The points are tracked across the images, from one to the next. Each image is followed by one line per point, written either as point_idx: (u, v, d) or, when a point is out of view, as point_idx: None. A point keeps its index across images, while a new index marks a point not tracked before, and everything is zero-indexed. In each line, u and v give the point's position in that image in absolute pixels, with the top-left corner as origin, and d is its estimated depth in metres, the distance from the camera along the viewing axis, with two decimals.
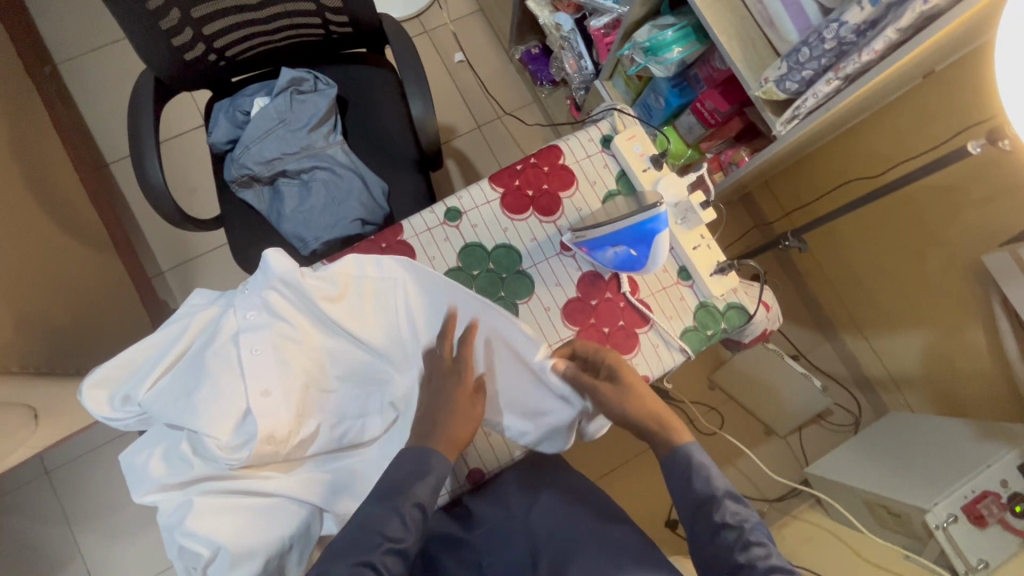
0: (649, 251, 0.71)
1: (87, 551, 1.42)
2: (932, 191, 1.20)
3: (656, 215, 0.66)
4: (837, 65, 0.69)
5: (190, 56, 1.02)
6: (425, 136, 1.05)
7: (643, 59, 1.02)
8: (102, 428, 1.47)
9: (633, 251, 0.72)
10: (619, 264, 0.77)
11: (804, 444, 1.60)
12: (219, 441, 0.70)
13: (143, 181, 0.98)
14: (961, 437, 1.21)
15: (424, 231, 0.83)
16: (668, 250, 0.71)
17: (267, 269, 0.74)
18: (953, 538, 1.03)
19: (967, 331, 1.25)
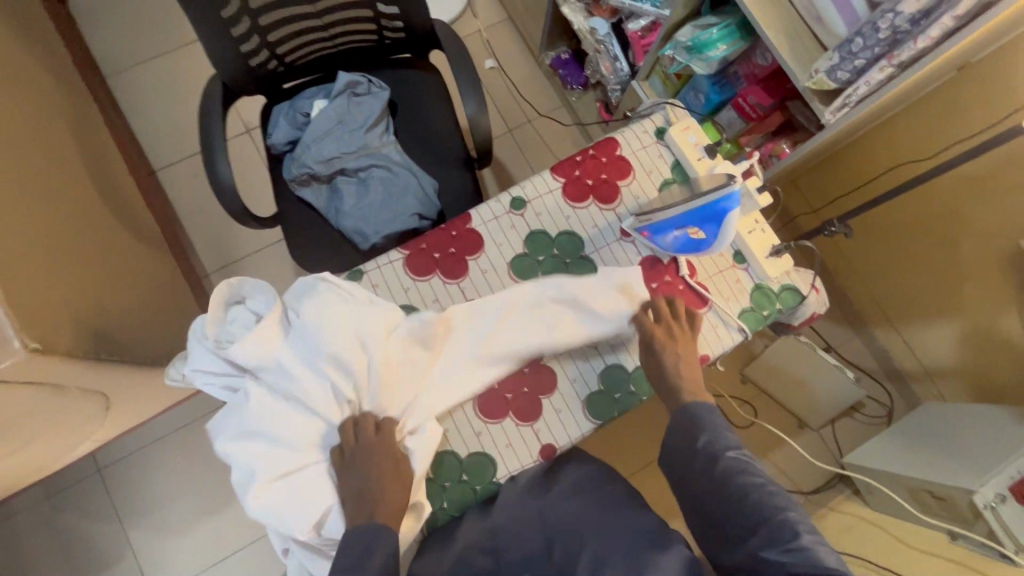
0: (716, 234, 0.76)
1: (137, 547, 1.45)
2: (966, 181, 1.24)
3: (728, 194, 0.70)
4: (891, 53, 0.73)
5: (254, 62, 1.07)
6: (477, 134, 1.10)
7: (687, 58, 1.07)
8: (151, 426, 1.50)
9: (699, 231, 0.77)
10: (677, 248, 0.82)
11: (838, 436, 1.61)
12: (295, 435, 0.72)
13: (213, 179, 1.03)
14: (1002, 423, 1.22)
15: (491, 219, 0.87)
16: (735, 229, 0.75)
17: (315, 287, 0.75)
18: (1002, 518, 1.04)
19: (1002, 317, 1.27)
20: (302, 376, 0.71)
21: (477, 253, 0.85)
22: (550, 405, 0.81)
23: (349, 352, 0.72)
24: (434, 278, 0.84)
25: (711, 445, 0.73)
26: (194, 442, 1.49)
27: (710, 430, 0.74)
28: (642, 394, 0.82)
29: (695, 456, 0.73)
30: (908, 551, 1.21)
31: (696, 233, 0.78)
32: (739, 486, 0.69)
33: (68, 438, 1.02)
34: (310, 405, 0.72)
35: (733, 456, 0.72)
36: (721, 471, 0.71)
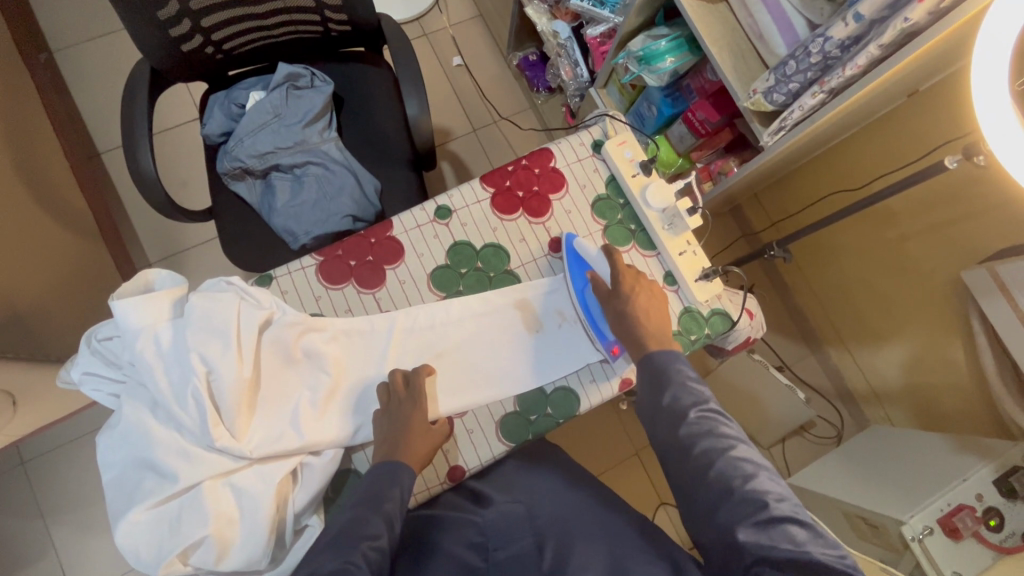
0: (589, 263, 0.80)
1: (59, 544, 1.39)
2: (916, 207, 1.22)
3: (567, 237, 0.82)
4: (822, 79, 0.71)
5: (187, 48, 1.01)
6: (420, 135, 1.06)
7: (637, 68, 1.04)
8: (81, 420, 1.45)
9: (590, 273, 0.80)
10: (605, 330, 0.78)
11: (787, 455, 1.61)
12: (164, 446, 0.64)
13: (134, 170, 0.98)
14: (939, 452, 1.22)
15: (414, 228, 0.83)
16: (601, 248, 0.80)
17: (221, 288, 0.73)
18: (928, 549, 1.03)
19: (946, 346, 1.26)
20: (176, 378, 0.65)
21: (397, 263, 0.81)
22: (462, 425, 0.78)
23: (232, 353, 0.67)
24: (349, 287, 0.79)
25: (675, 408, 0.66)
26: None
27: (674, 392, 0.67)
28: (559, 417, 0.79)
29: (657, 418, 0.67)
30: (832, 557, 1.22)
31: (593, 283, 0.78)
32: (703, 454, 0.62)
33: None
34: (181, 412, 0.64)
35: (696, 419, 0.65)
36: (685, 440, 0.64)
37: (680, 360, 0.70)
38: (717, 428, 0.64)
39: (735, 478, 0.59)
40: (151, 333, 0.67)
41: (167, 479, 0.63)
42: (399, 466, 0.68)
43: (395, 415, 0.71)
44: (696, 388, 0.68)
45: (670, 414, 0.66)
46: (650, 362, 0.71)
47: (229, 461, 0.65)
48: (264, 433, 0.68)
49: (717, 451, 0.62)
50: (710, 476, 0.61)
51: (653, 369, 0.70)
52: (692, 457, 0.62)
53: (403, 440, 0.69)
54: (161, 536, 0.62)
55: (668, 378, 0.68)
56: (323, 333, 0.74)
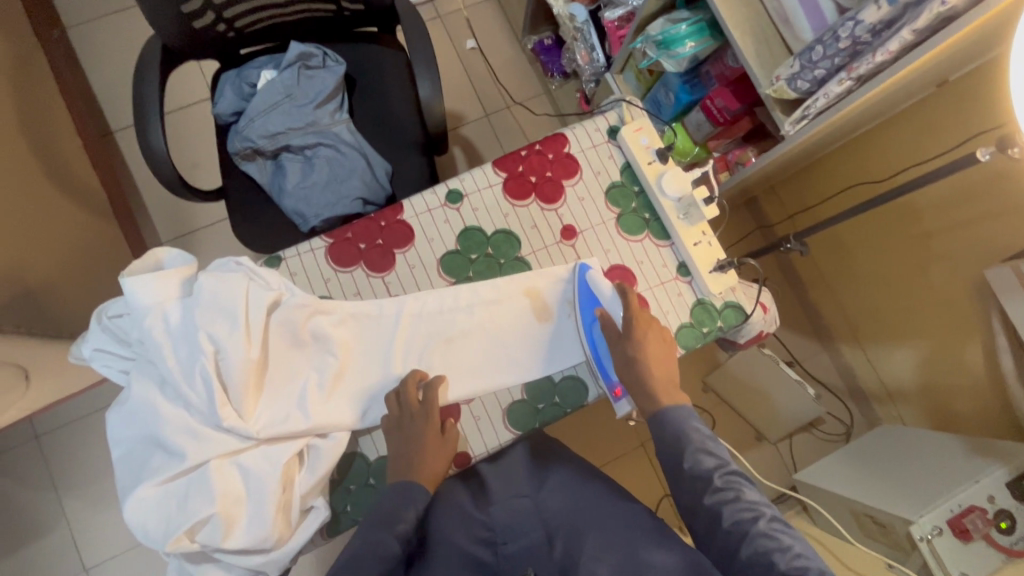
0: (599, 299, 0.77)
1: (71, 517, 1.42)
2: (939, 202, 1.19)
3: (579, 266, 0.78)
4: (850, 65, 0.68)
5: (199, 25, 1.00)
6: (431, 118, 1.04)
7: (655, 53, 1.00)
8: (94, 396, 1.47)
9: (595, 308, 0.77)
10: (609, 370, 0.76)
11: (794, 451, 1.60)
12: (173, 425, 0.64)
13: (145, 148, 0.97)
14: (950, 452, 1.20)
15: (424, 211, 0.82)
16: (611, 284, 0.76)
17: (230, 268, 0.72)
18: (937, 551, 1.02)
19: (964, 346, 1.23)
20: (184, 357, 0.65)
21: (406, 247, 0.80)
22: (468, 412, 0.77)
23: (241, 333, 0.67)
24: (358, 270, 0.79)
25: (697, 474, 0.66)
26: None
27: (694, 454, 0.68)
28: (567, 407, 0.78)
29: (679, 485, 0.67)
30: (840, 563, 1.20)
31: (601, 320, 0.75)
32: (733, 527, 0.62)
33: None
34: (189, 392, 0.64)
35: (721, 485, 0.65)
36: (712, 507, 0.64)
37: (693, 418, 0.70)
38: (742, 494, 0.64)
39: (772, 551, 0.59)
40: (159, 309, 0.67)
41: (175, 457, 0.63)
42: (413, 487, 0.70)
43: (409, 429, 0.71)
44: (715, 449, 0.68)
45: (695, 481, 0.66)
46: (665, 420, 0.70)
47: (236, 440, 0.65)
48: (272, 414, 0.68)
49: (742, 519, 0.62)
50: (736, 547, 0.61)
51: (671, 430, 0.69)
52: (721, 530, 0.63)
53: (418, 458, 0.70)
54: (169, 512, 0.62)
55: (688, 443, 0.68)
56: (331, 316, 0.74)
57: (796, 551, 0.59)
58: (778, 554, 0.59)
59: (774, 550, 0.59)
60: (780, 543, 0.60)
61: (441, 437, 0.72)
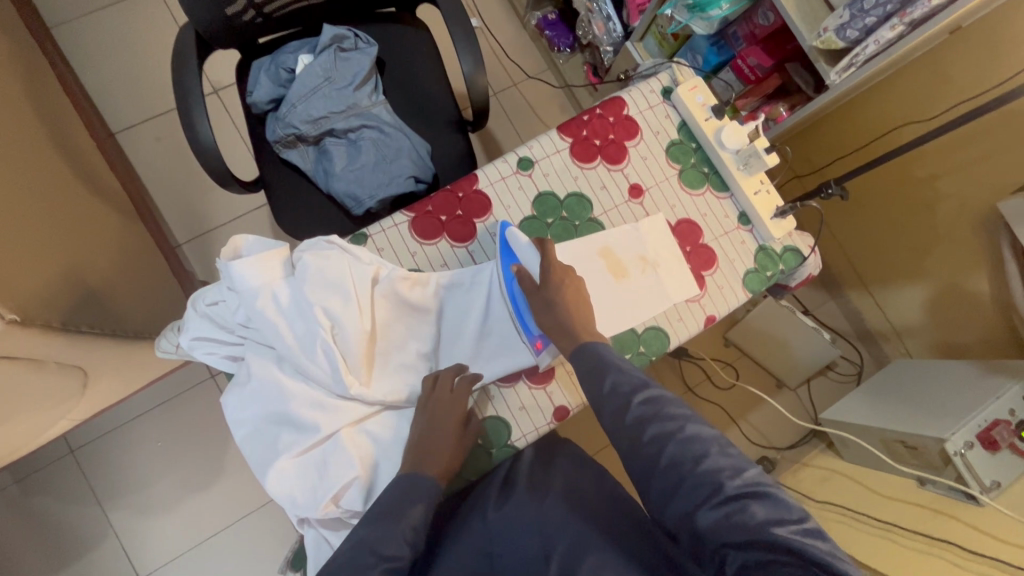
0: (516, 254, 0.75)
1: (118, 528, 1.40)
2: (946, 145, 1.26)
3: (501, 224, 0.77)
4: (903, 11, 0.74)
5: (231, 11, 0.97)
6: (472, 94, 1.05)
7: (687, 16, 1.05)
8: (129, 404, 1.44)
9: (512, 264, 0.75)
10: (530, 323, 0.75)
11: (812, 395, 1.71)
12: (299, 400, 0.66)
13: (192, 140, 0.96)
14: (966, 376, 1.31)
15: (498, 180, 0.84)
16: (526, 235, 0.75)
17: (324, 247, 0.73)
18: (970, 462, 1.11)
19: (970, 277, 1.33)
20: (301, 334, 0.67)
21: (486, 216, 0.82)
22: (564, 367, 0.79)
23: (352, 308, 0.68)
24: (442, 242, 0.81)
25: (618, 396, 0.66)
26: (174, 421, 1.44)
27: (614, 378, 0.67)
28: (652, 354, 0.83)
29: (601, 408, 0.67)
30: (851, 530, 1.29)
31: (519, 276, 0.73)
32: (653, 440, 0.62)
33: (39, 418, 0.95)
34: (311, 368, 0.66)
35: (640, 405, 0.64)
36: (636, 426, 0.64)
37: (616, 351, 0.70)
38: (661, 410, 0.64)
39: (689, 459, 0.61)
40: (268, 290, 0.68)
41: (306, 431, 0.65)
42: (423, 478, 0.65)
43: (427, 414, 0.68)
44: (634, 373, 0.68)
45: (614, 402, 0.65)
46: (586, 355, 0.69)
47: (362, 408, 0.68)
48: (388, 381, 0.71)
49: (661, 435, 0.62)
50: (654, 461, 0.62)
51: (591, 363, 0.68)
52: (643, 444, 0.63)
53: (428, 448, 0.67)
54: (311, 482, 0.65)
55: (605, 366, 0.68)
56: (428, 287, 0.76)
57: (710, 459, 0.60)
58: (705, 467, 0.60)
59: (692, 459, 0.61)
60: (699, 453, 0.61)
61: (454, 433, 0.69)
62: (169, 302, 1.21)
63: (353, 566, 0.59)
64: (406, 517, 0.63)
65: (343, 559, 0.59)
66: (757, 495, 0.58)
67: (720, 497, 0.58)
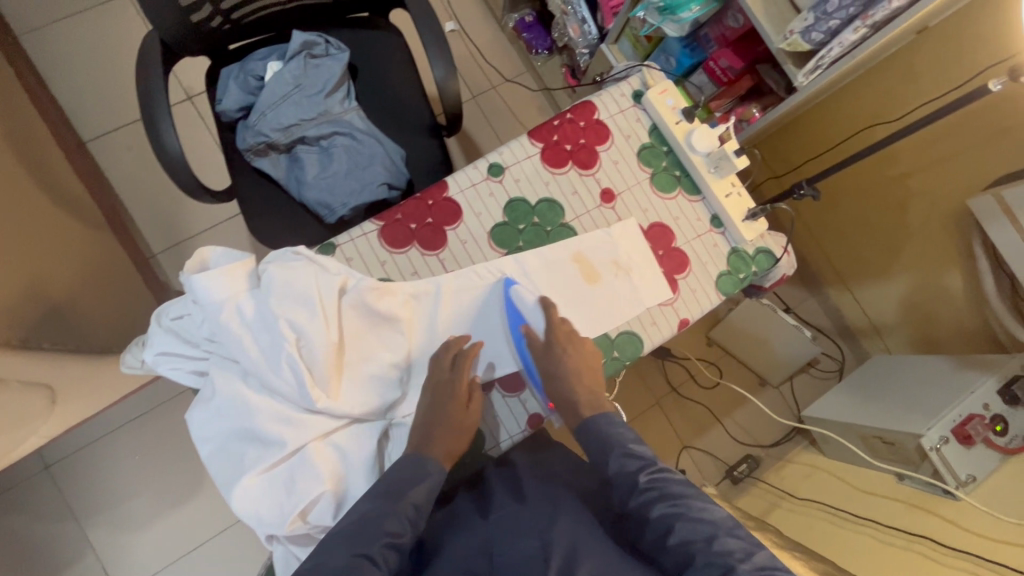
0: (523, 316, 0.78)
1: (96, 544, 1.37)
2: (919, 143, 1.28)
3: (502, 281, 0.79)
4: (865, 14, 0.74)
5: (197, 18, 0.96)
6: (445, 99, 1.05)
7: (659, 19, 1.04)
8: (105, 418, 1.42)
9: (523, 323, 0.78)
10: (539, 383, 0.78)
11: (795, 391, 1.72)
12: (264, 415, 0.64)
13: (158, 150, 0.94)
14: (942, 371, 1.32)
15: (468, 187, 0.83)
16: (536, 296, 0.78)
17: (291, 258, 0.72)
18: (946, 457, 1.12)
19: (944, 274, 1.35)
20: (266, 348, 0.65)
21: (456, 223, 0.81)
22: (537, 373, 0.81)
23: (318, 320, 0.67)
24: (412, 250, 0.80)
25: (624, 477, 0.69)
26: (152, 433, 1.41)
27: (619, 460, 0.70)
28: (626, 360, 0.83)
29: (613, 488, 0.70)
30: (833, 527, 1.29)
31: (527, 336, 0.77)
32: (661, 519, 0.65)
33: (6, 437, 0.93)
34: (276, 382, 0.65)
35: (646, 486, 0.67)
36: (641, 508, 0.66)
37: (620, 426, 0.73)
38: (669, 490, 0.66)
39: (694, 541, 0.62)
40: (232, 302, 0.66)
41: (271, 446, 0.64)
42: (426, 463, 0.67)
43: (440, 400, 0.71)
44: (640, 451, 0.71)
45: (621, 486, 0.69)
46: (592, 431, 0.73)
47: (329, 421, 0.67)
48: (356, 394, 0.70)
49: (669, 514, 0.65)
50: (664, 538, 0.64)
51: (595, 440, 0.72)
52: (651, 524, 0.66)
53: (435, 430, 0.69)
54: (276, 498, 0.63)
55: (610, 448, 0.71)
56: (398, 296, 0.75)
57: (719, 538, 0.62)
58: (714, 546, 0.61)
59: (700, 539, 0.62)
60: (709, 532, 0.62)
61: (461, 414, 0.71)
62: (142, 314, 1.19)
63: (355, 536, 0.60)
64: (408, 497, 0.64)
65: (346, 525, 0.61)
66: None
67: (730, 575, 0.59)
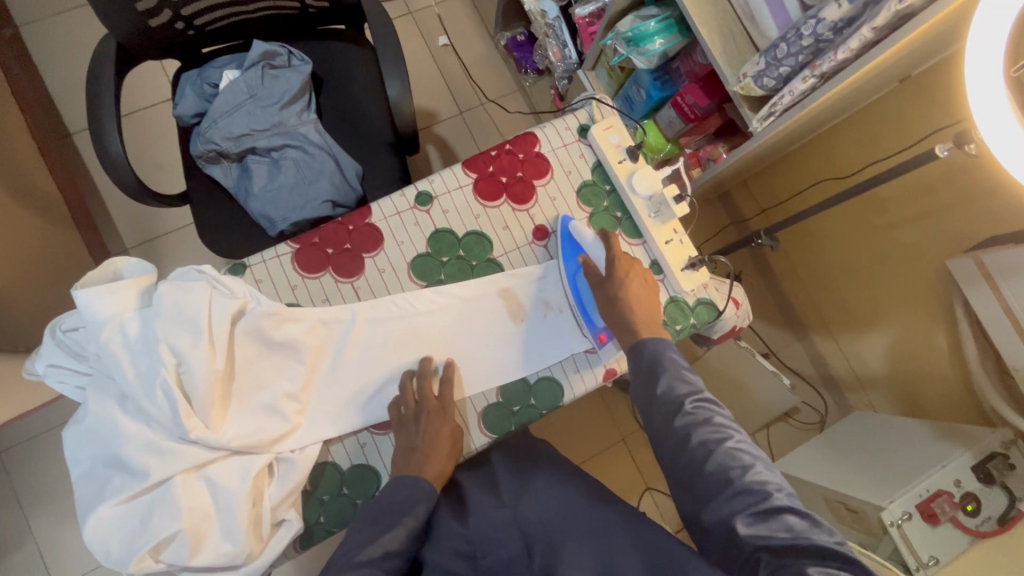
0: (582, 247, 0.79)
1: (36, 536, 1.37)
2: (905, 194, 1.21)
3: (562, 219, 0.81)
4: (813, 63, 0.69)
5: (155, 23, 0.95)
6: (400, 119, 1.02)
7: (625, 50, 1.00)
8: (58, 410, 1.42)
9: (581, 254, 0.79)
10: (594, 317, 0.77)
11: (771, 441, 1.61)
12: (134, 443, 0.62)
13: (102, 153, 0.94)
14: (919, 438, 1.24)
15: (394, 214, 0.80)
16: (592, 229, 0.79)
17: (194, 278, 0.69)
18: (907, 535, 1.04)
19: (929, 333, 1.26)
20: (144, 374, 0.63)
21: (376, 251, 0.78)
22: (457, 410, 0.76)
23: (202, 347, 0.64)
24: (326, 276, 0.77)
25: (669, 397, 0.66)
26: None
27: (668, 381, 0.67)
28: (543, 408, 0.77)
29: (650, 408, 0.67)
30: None
31: (584, 266, 0.77)
32: (700, 444, 0.61)
33: None
34: (150, 410, 0.63)
35: (691, 409, 0.64)
36: (680, 429, 0.63)
37: (671, 348, 0.70)
38: (712, 416, 0.64)
39: (732, 468, 0.59)
40: (117, 322, 0.64)
41: (135, 476, 0.62)
42: (418, 480, 0.70)
43: (426, 424, 0.71)
44: (689, 377, 0.68)
45: (665, 405, 0.65)
46: (643, 349, 0.70)
47: (205, 453, 0.64)
48: (240, 425, 0.67)
49: (708, 440, 0.61)
50: (700, 462, 0.61)
51: (646, 358, 0.69)
52: (688, 446, 0.62)
53: (426, 456, 0.70)
54: (134, 530, 0.62)
55: (662, 367, 0.68)
56: (301, 323, 0.72)
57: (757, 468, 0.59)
58: (749, 483, 0.58)
59: (736, 467, 0.59)
60: (747, 465, 0.59)
61: (449, 425, 0.72)
62: None
63: (381, 519, 0.68)
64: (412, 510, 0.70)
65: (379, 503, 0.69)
66: (803, 520, 0.55)
67: (760, 510, 0.56)
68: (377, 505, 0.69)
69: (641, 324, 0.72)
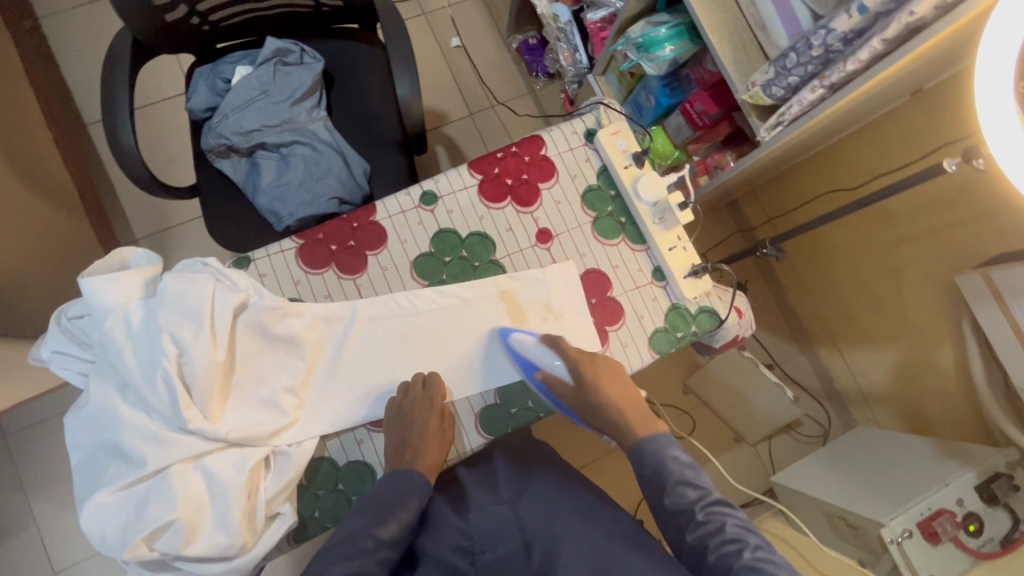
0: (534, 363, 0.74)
1: (39, 520, 1.38)
2: (915, 209, 1.19)
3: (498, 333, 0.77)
4: (822, 73, 0.69)
5: (171, 17, 0.97)
6: (409, 118, 1.02)
7: (636, 55, 1.00)
8: (65, 396, 1.43)
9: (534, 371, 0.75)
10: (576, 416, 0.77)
11: (772, 451, 1.61)
12: (133, 432, 0.63)
13: (114, 144, 0.95)
14: (922, 456, 1.22)
15: (398, 213, 0.81)
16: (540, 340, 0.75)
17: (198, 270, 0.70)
18: (907, 553, 1.03)
19: (935, 350, 1.25)
20: (145, 363, 0.64)
21: (379, 248, 0.79)
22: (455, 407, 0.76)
23: (203, 339, 0.65)
24: (329, 272, 0.78)
25: (679, 506, 0.68)
26: None
27: (676, 488, 0.69)
28: (540, 411, 0.77)
29: (664, 522, 0.69)
30: None
31: (547, 381, 0.73)
32: (718, 558, 0.63)
33: None
34: (149, 399, 0.63)
35: (703, 519, 0.66)
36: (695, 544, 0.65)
37: (673, 446, 0.72)
38: (725, 522, 0.65)
39: None
40: (121, 310, 0.65)
41: (133, 464, 0.63)
42: (409, 472, 0.71)
43: (414, 418, 0.71)
44: (697, 480, 0.70)
45: (677, 517, 0.68)
46: (643, 448, 0.72)
47: (202, 443, 0.65)
48: (239, 417, 0.68)
49: (725, 548, 0.63)
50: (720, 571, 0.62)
51: (651, 462, 0.71)
52: (707, 558, 0.64)
53: (419, 450, 0.71)
54: (129, 517, 0.62)
55: (666, 476, 0.70)
56: (302, 318, 0.72)
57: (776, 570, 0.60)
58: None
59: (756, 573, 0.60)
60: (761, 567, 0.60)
61: (439, 419, 0.72)
62: None
63: (376, 513, 0.69)
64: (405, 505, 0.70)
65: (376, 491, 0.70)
66: None
67: None
68: (373, 498, 0.70)
69: (634, 417, 0.74)
